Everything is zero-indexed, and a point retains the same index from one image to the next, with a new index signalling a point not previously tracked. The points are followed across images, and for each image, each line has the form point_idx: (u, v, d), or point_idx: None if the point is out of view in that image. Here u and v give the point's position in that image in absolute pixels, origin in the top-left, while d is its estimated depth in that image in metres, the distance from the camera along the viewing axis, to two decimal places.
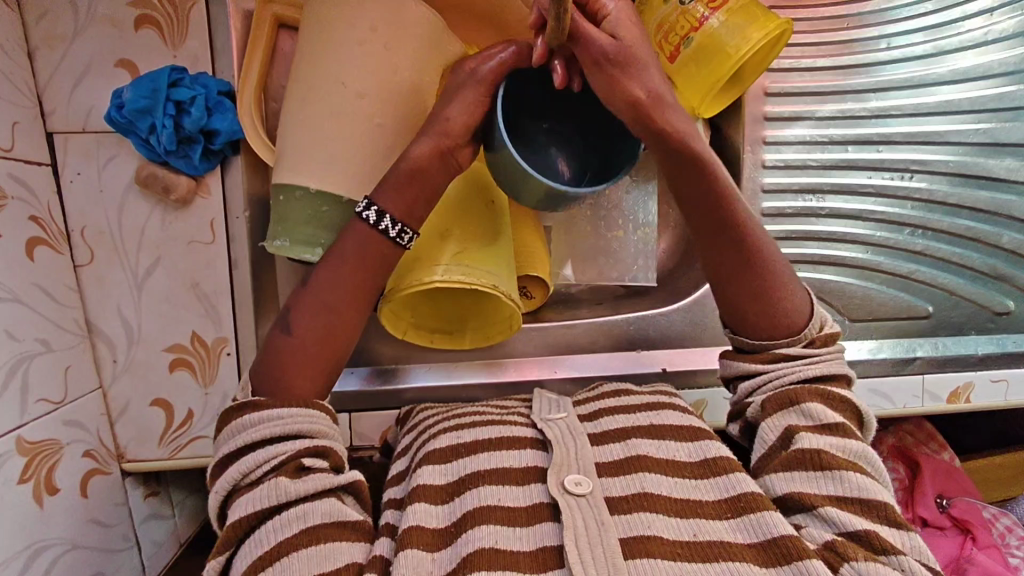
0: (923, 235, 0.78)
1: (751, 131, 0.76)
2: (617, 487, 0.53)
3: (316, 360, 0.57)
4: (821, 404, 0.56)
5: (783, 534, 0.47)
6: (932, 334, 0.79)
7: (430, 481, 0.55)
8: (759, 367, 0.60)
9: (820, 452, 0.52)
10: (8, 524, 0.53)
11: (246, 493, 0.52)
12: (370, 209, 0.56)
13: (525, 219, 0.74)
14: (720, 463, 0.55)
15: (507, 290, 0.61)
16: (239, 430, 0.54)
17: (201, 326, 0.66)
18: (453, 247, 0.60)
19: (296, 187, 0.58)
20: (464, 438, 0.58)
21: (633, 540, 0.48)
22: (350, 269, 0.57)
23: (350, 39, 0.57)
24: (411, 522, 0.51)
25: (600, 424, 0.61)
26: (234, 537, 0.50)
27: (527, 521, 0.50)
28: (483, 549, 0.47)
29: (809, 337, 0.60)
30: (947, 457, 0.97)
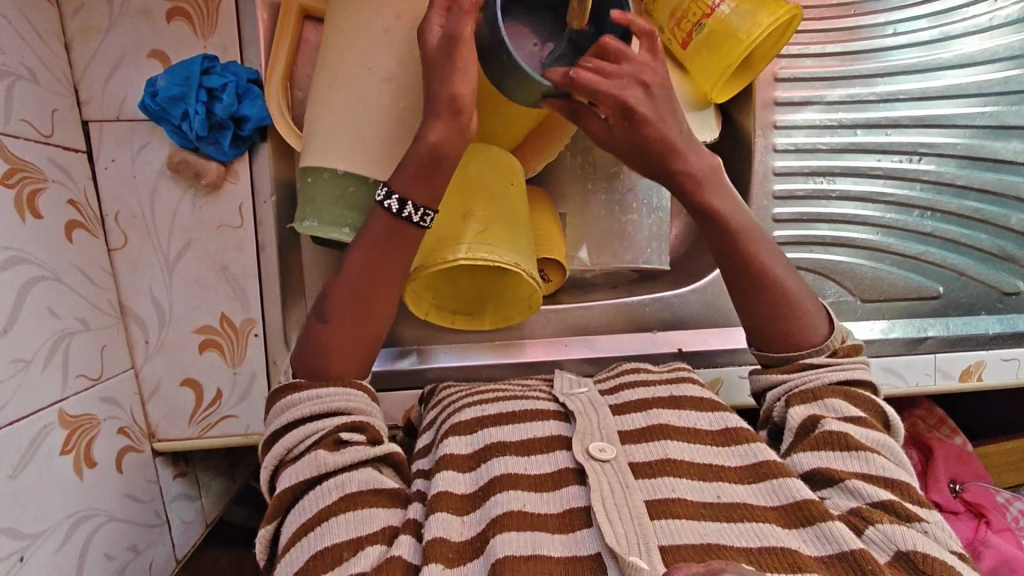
0: (932, 217, 0.79)
1: (762, 116, 0.78)
2: (640, 452, 0.55)
3: (342, 352, 0.59)
4: (844, 401, 0.58)
5: (805, 497, 0.49)
6: (943, 314, 0.80)
7: (456, 450, 0.57)
8: (783, 376, 0.62)
9: (846, 435, 0.54)
10: (51, 494, 0.55)
11: (289, 467, 0.54)
12: (390, 196, 0.56)
13: (541, 205, 0.76)
14: (738, 434, 0.56)
15: (529, 269, 0.64)
16: (284, 410, 0.57)
17: (230, 307, 0.68)
18: (476, 226, 0.62)
19: (324, 169, 0.60)
20: (489, 411, 0.60)
21: (658, 500, 0.50)
22: (380, 253, 0.58)
23: (375, 27, 0.59)
24: (441, 487, 0.53)
25: (621, 396, 0.63)
26: (281, 505, 0.53)
27: (553, 487, 0.52)
28: (511, 511, 0.49)
29: (832, 347, 0.62)
30: (959, 442, 0.99)
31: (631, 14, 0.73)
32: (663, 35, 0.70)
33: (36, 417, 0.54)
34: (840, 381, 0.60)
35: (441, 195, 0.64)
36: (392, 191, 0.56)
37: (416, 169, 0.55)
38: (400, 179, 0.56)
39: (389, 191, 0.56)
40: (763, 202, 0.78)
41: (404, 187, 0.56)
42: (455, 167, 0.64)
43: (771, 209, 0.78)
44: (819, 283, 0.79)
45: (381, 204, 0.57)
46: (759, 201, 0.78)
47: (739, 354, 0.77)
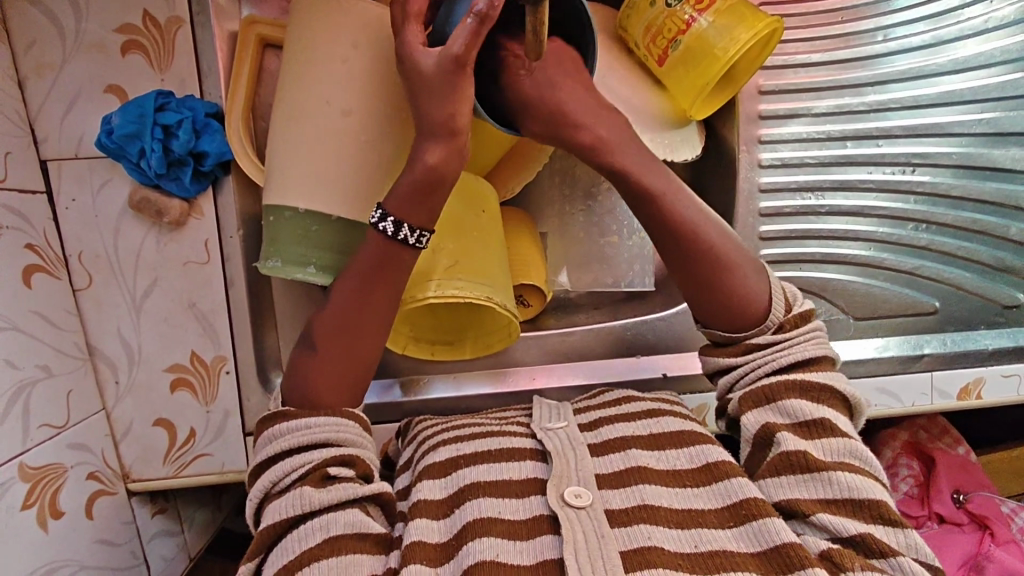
0: (927, 230, 0.76)
1: (746, 130, 0.75)
2: (617, 499, 0.53)
3: (330, 382, 0.57)
4: (800, 399, 0.55)
5: (786, 542, 0.47)
6: (940, 329, 0.78)
7: (430, 495, 0.55)
8: (736, 360, 0.59)
9: (805, 455, 0.51)
10: (13, 549, 0.54)
11: (274, 501, 0.53)
12: (386, 219, 0.54)
13: (519, 225, 0.74)
14: (722, 467, 0.54)
15: (501, 300, 0.62)
16: (273, 439, 0.55)
17: (199, 345, 0.66)
18: (445, 260, 0.60)
19: (286, 208, 0.58)
20: (464, 450, 0.58)
21: (635, 552, 0.48)
22: (368, 291, 0.56)
23: (335, 60, 0.57)
24: (416, 537, 0.51)
25: (602, 433, 0.60)
26: (263, 543, 0.52)
27: (527, 534, 0.50)
28: (483, 562, 0.47)
29: (777, 322, 0.59)
30: (962, 451, 0.99)
31: (607, 29, 0.70)
32: (640, 50, 0.67)
33: None
34: (790, 371, 0.57)
35: None
36: (384, 212, 0.54)
37: (412, 192, 0.53)
38: (393, 201, 0.54)
39: (382, 212, 0.54)
40: (749, 220, 0.75)
41: (398, 208, 0.54)
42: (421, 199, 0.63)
43: (757, 227, 0.76)
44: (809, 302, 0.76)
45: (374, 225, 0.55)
46: (745, 218, 0.75)
47: None
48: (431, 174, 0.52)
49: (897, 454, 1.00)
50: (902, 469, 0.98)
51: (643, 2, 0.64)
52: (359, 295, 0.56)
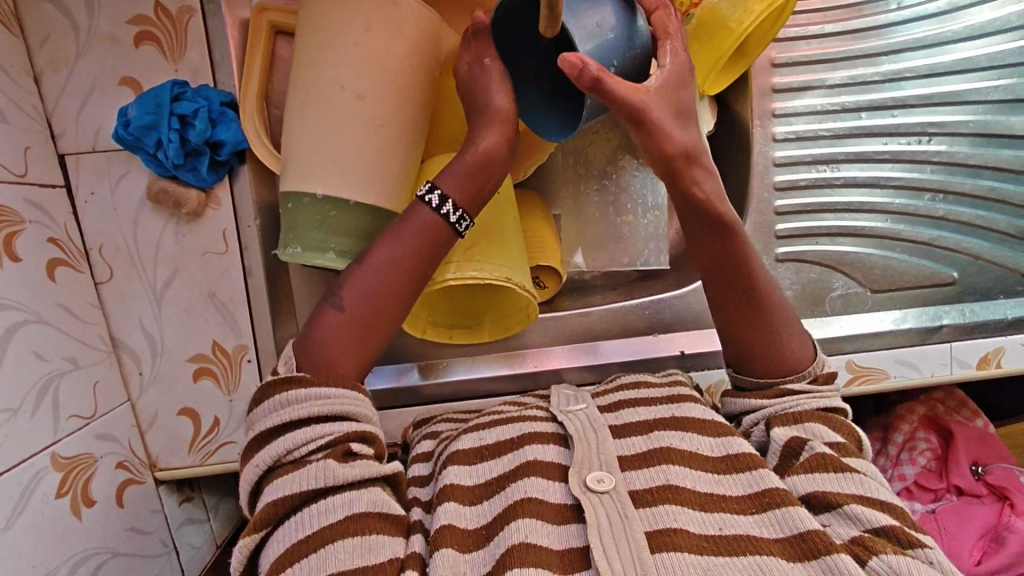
0: (944, 200, 0.76)
1: (760, 104, 0.74)
2: (640, 480, 0.53)
3: (349, 348, 0.55)
4: (823, 425, 0.56)
5: (810, 527, 0.47)
6: (958, 300, 0.77)
7: (459, 481, 0.56)
8: (765, 400, 0.59)
9: (833, 455, 0.52)
10: (50, 537, 0.55)
11: (288, 472, 0.51)
12: (433, 192, 0.56)
13: (533, 209, 0.75)
14: (743, 458, 0.54)
15: (520, 279, 0.62)
16: (286, 402, 0.52)
17: (220, 334, 0.67)
18: (463, 242, 0.60)
19: (304, 193, 0.59)
20: (488, 440, 0.60)
21: (659, 533, 0.48)
22: (409, 258, 0.56)
23: (346, 43, 0.58)
24: (445, 521, 0.52)
25: (623, 415, 0.61)
26: (272, 517, 0.49)
27: (551, 519, 0.51)
28: (518, 544, 0.48)
29: (814, 373, 0.60)
30: (980, 424, 0.99)
31: None
32: None
33: (28, 463, 0.54)
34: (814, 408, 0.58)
35: None
36: (440, 192, 0.56)
37: (472, 167, 0.56)
38: (452, 182, 0.56)
39: (437, 192, 0.56)
40: (763, 195, 0.75)
41: (455, 189, 0.56)
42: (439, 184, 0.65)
43: (772, 201, 0.75)
44: (826, 276, 0.76)
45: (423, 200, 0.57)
46: (759, 193, 0.75)
47: None
48: (486, 155, 0.56)
49: (914, 428, 1.00)
50: (920, 443, 0.98)
51: None
52: (401, 264, 0.56)
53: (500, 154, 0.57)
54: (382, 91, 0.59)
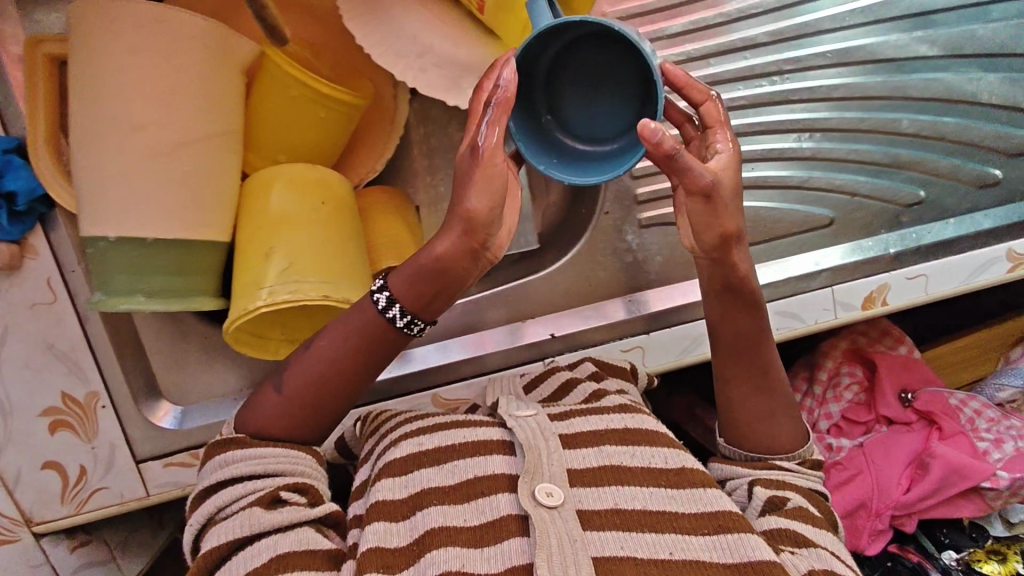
0: (811, 139, 0.72)
1: None
2: (589, 499, 0.53)
3: (291, 425, 0.59)
4: (803, 494, 0.59)
5: (759, 558, 0.48)
6: (838, 241, 0.74)
7: (389, 496, 0.55)
8: (750, 470, 0.61)
9: (809, 513, 0.56)
10: None
11: (218, 526, 0.54)
12: (381, 292, 0.56)
13: (382, 207, 0.72)
14: (690, 473, 0.56)
15: (344, 294, 0.59)
16: (222, 465, 0.56)
17: (69, 384, 0.66)
18: (279, 263, 0.58)
19: (97, 237, 0.56)
20: (427, 445, 0.59)
21: (625, 558, 0.49)
22: (341, 348, 0.58)
23: (116, 72, 0.54)
24: (371, 543, 0.52)
25: (571, 424, 0.60)
26: (205, 568, 0.51)
27: (494, 538, 0.51)
28: (449, 573, 0.48)
29: (801, 456, 0.63)
30: (905, 351, 0.98)
31: None
32: None
33: None
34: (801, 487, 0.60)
35: (251, 233, 0.60)
36: (389, 295, 0.56)
37: (415, 278, 0.55)
38: (400, 283, 0.56)
39: (386, 294, 0.56)
40: None
41: (402, 291, 0.56)
42: (257, 199, 0.61)
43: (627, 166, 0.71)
44: None
45: (374, 302, 0.57)
46: None
47: (616, 328, 0.76)
48: (435, 262, 0.54)
49: (839, 364, 0.99)
50: (845, 378, 0.98)
51: None
52: (337, 350, 0.58)
53: (456, 264, 0.54)
54: (168, 117, 0.55)
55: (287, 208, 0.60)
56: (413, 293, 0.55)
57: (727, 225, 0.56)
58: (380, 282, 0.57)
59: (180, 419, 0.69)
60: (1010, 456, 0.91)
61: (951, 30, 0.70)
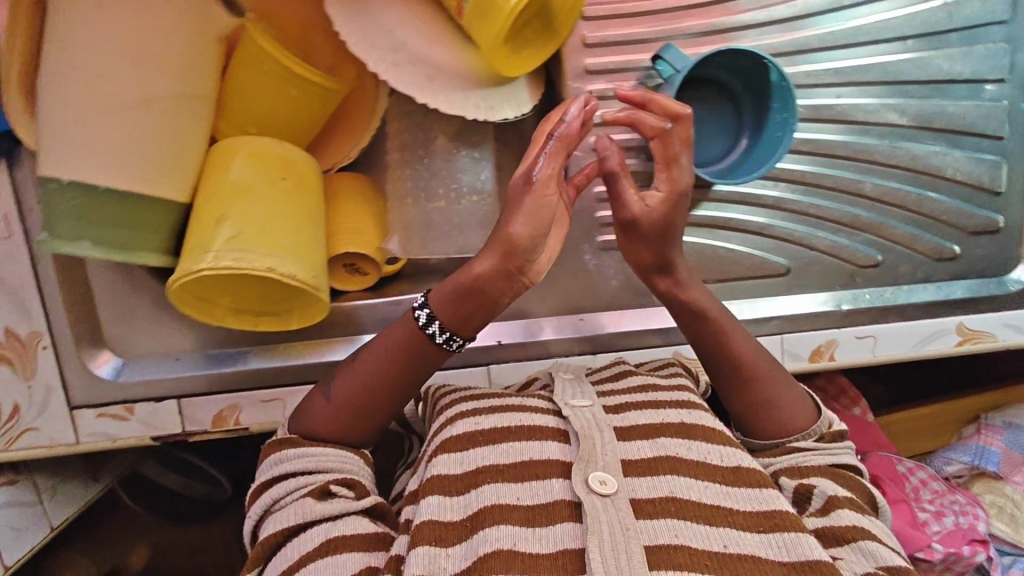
0: (775, 187, 0.73)
1: (574, 87, 0.69)
2: (642, 488, 0.54)
3: (360, 418, 0.63)
4: (830, 479, 0.59)
5: (816, 558, 0.49)
6: (793, 291, 0.75)
7: (444, 471, 0.56)
8: (772, 459, 0.63)
9: (836, 502, 0.56)
10: None
11: (274, 516, 0.58)
12: (423, 308, 0.63)
13: (350, 192, 0.73)
14: (748, 474, 0.55)
15: (291, 268, 0.60)
16: (278, 460, 0.60)
17: (13, 321, 0.66)
18: (227, 231, 0.59)
19: (48, 180, 0.55)
20: (483, 426, 0.59)
21: (742, 559, 0.49)
22: (382, 358, 0.63)
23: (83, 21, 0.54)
24: (427, 516, 0.53)
25: (483, 421, 0.60)
26: (260, 556, 0.56)
27: (547, 521, 0.51)
28: (500, 550, 0.49)
29: (818, 432, 0.64)
30: (860, 413, 1.01)
31: None
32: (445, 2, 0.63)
33: None
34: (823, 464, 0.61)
35: (204, 199, 0.61)
36: (430, 312, 0.62)
37: (454, 292, 0.61)
38: (445, 310, 0.61)
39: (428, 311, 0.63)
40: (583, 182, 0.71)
41: (450, 315, 0.61)
42: (216, 167, 0.63)
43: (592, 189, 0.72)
44: None
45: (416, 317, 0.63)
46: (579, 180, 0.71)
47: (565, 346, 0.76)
48: (475, 282, 0.60)
49: None
50: None
51: None
52: (377, 359, 0.63)
53: (491, 287, 0.60)
54: (145, 77, 0.57)
55: (245, 179, 0.61)
56: (452, 306, 0.61)
57: (649, 257, 0.65)
58: (421, 300, 0.63)
59: (117, 371, 0.70)
60: (949, 530, 0.88)
61: (925, 103, 0.73)
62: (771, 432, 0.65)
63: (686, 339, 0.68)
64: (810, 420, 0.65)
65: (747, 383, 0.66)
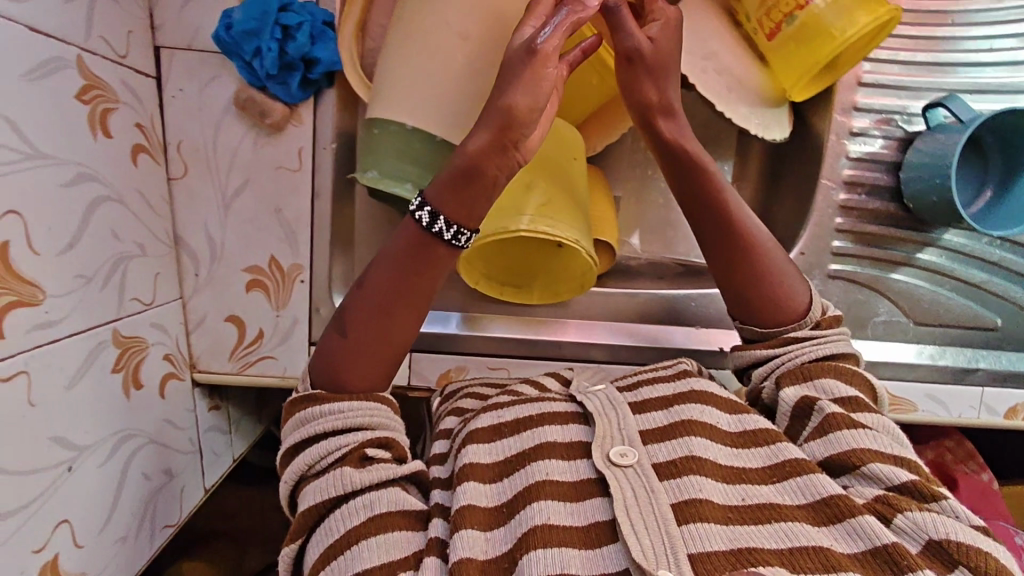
0: (1001, 245, 0.76)
1: (838, 121, 0.72)
2: (662, 453, 0.53)
3: (363, 364, 0.56)
4: (834, 379, 0.57)
5: (832, 493, 0.48)
6: (998, 347, 0.78)
7: (477, 459, 0.55)
8: (772, 351, 0.61)
9: (839, 418, 0.53)
10: (105, 409, 0.53)
11: (312, 484, 0.53)
12: (423, 208, 0.52)
13: (597, 184, 0.76)
14: (761, 435, 0.55)
15: (587, 244, 0.62)
16: (304, 422, 0.55)
17: (278, 250, 0.68)
18: (537, 199, 0.61)
19: (392, 122, 0.59)
20: (507, 417, 0.58)
21: (758, 508, 0.48)
22: (388, 278, 0.55)
23: None
24: (465, 501, 0.51)
25: (500, 412, 0.59)
26: (304, 525, 0.52)
27: (575, 497, 0.50)
28: (540, 525, 0.47)
29: (815, 319, 0.62)
30: (986, 478, 0.90)
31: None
32: (749, 22, 0.66)
33: (94, 332, 0.52)
34: (819, 355, 0.60)
35: None
36: (428, 206, 0.52)
37: (452, 182, 0.51)
38: (436, 192, 0.52)
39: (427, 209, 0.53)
40: (826, 210, 0.74)
41: (442, 199, 0.52)
42: None
43: (833, 219, 0.74)
44: (873, 300, 0.76)
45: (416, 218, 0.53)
46: (822, 208, 0.74)
47: None
48: (471, 160, 0.51)
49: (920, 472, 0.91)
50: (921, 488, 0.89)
51: None
52: (394, 272, 0.54)
53: (491, 167, 0.51)
54: None
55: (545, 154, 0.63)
56: (454, 192, 0.51)
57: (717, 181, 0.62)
58: (421, 199, 0.53)
59: None
60: None
61: None
62: (763, 322, 0.62)
63: (699, 244, 0.64)
64: (807, 303, 0.62)
65: (738, 266, 0.62)
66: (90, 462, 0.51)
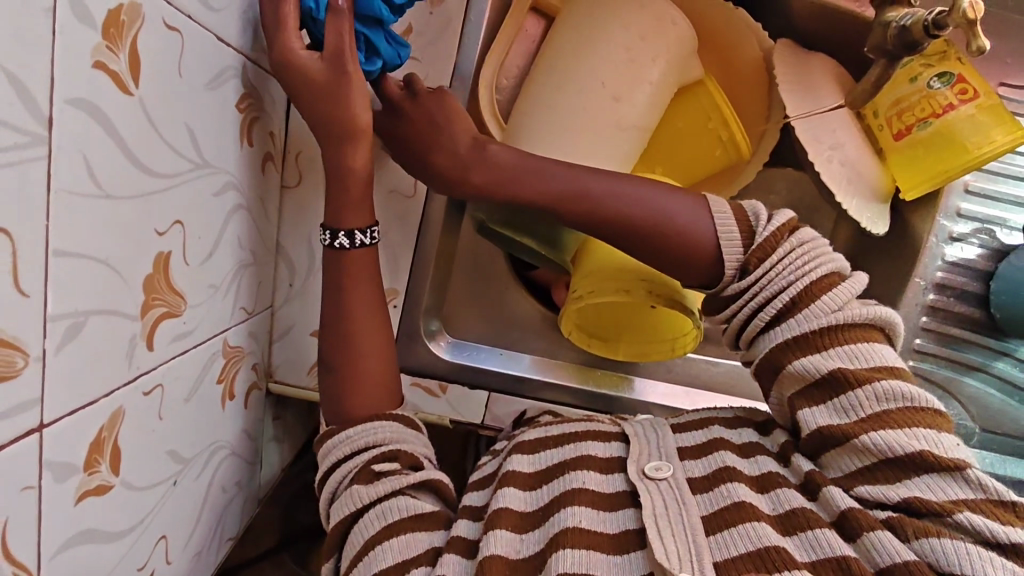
0: None
1: (941, 224, 0.74)
2: (698, 468, 0.48)
3: (359, 393, 0.56)
4: (811, 351, 0.48)
5: (849, 509, 0.43)
6: None
7: (518, 468, 0.51)
8: (726, 309, 0.52)
9: (827, 429, 0.46)
10: (205, 422, 0.51)
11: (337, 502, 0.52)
12: (336, 235, 0.55)
13: None
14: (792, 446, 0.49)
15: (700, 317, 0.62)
16: (327, 452, 0.55)
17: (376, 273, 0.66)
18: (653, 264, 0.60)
19: None
20: (552, 430, 0.54)
21: (790, 516, 0.43)
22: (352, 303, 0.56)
23: (618, 43, 0.59)
24: (502, 504, 0.48)
25: (548, 428, 0.55)
26: (332, 542, 0.51)
27: (611, 504, 0.47)
28: (570, 527, 0.44)
29: (745, 254, 0.50)
30: None
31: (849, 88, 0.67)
32: (876, 119, 0.66)
33: (209, 342, 0.51)
34: (773, 301, 0.50)
35: None
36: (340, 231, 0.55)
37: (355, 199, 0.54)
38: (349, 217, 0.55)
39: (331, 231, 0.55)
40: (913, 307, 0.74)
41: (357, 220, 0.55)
42: None
43: (918, 316, 0.75)
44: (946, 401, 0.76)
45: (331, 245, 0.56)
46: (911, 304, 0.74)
47: None
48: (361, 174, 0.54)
49: None
50: None
51: (903, 76, 0.64)
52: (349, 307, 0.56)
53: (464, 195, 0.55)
54: (644, 108, 0.61)
55: None
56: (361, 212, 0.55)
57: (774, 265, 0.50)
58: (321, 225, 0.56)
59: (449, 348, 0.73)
60: None
61: None
62: (694, 278, 0.53)
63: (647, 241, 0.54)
64: (715, 235, 0.51)
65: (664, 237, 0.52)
66: (190, 475, 0.50)
